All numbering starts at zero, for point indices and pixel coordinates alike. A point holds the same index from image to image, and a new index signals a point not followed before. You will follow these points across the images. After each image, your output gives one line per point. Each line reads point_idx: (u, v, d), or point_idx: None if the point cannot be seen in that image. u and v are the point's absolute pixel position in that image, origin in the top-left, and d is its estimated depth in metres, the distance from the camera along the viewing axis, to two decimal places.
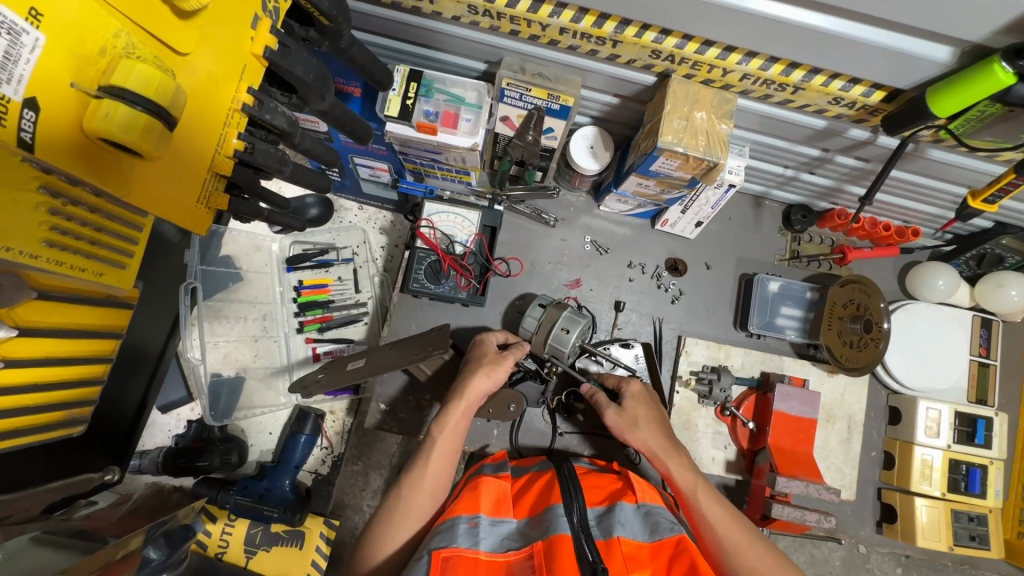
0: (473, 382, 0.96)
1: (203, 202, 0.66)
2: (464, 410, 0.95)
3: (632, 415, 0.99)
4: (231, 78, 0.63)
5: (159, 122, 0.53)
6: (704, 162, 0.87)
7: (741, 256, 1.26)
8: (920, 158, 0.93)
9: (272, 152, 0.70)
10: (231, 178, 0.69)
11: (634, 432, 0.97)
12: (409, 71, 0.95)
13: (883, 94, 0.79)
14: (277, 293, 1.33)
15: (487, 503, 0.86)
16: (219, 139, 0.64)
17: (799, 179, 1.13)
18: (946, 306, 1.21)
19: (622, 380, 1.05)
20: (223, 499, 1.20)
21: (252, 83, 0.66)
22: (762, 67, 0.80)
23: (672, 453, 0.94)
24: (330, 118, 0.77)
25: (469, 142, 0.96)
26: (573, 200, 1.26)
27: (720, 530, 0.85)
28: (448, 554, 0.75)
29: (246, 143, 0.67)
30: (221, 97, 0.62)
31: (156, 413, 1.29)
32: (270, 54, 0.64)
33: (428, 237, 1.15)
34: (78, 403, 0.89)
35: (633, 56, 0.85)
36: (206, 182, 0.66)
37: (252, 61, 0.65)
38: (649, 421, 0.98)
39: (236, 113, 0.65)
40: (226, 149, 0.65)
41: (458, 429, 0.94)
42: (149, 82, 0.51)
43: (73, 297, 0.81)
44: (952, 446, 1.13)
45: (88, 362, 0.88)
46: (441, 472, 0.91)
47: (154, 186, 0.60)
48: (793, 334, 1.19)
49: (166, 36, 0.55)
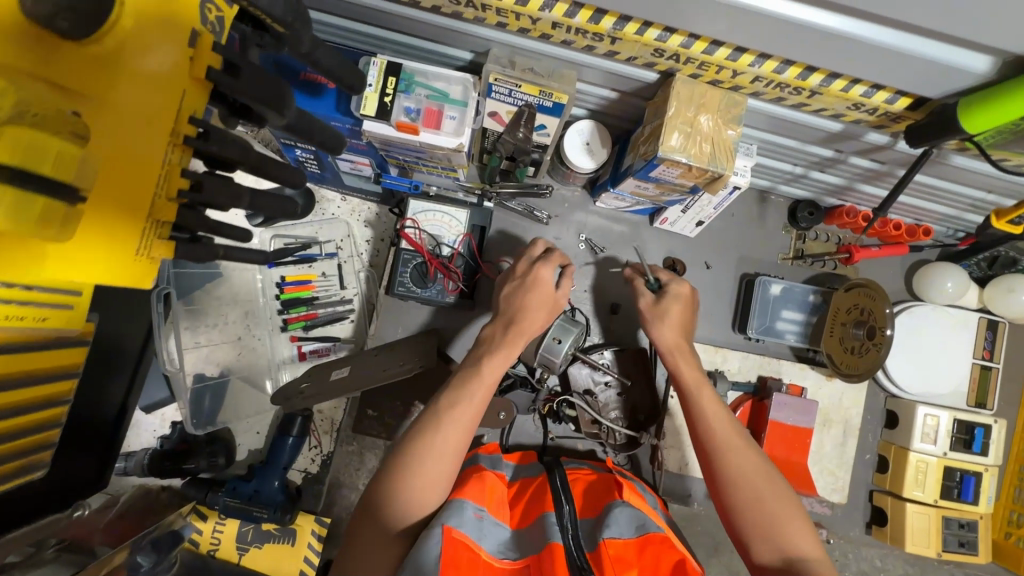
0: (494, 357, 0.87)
1: (144, 254, 0.50)
2: (486, 386, 0.85)
3: (663, 310, 0.96)
4: (153, 105, 0.47)
5: (60, 198, 0.43)
6: (709, 173, 0.80)
7: (743, 254, 1.20)
8: (942, 164, 0.86)
9: (228, 186, 0.54)
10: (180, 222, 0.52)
11: (658, 325, 0.96)
12: (387, 63, 0.87)
13: (909, 101, 0.72)
14: (260, 290, 1.28)
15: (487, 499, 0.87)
16: (157, 179, 0.49)
17: (808, 176, 1.06)
18: (953, 308, 1.17)
19: (671, 278, 0.99)
20: (212, 500, 1.20)
21: (196, 112, 0.51)
22: (777, 70, 0.71)
23: (684, 352, 0.94)
24: (296, 132, 0.67)
25: (454, 143, 0.89)
26: (568, 195, 1.19)
27: (714, 420, 0.85)
28: (456, 534, 0.73)
29: (193, 178, 0.52)
30: (154, 133, 0.48)
31: (140, 413, 1.23)
32: (215, 76, 0.50)
33: (414, 238, 1.09)
34: (38, 448, 0.86)
35: (633, 54, 0.76)
36: (146, 230, 0.49)
37: (193, 85, 0.50)
38: (676, 321, 0.96)
39: (177, 148, 0.50)
40: (169, 190, 0.50)
41: (474, 403, 0.83)
42: (20, 142, 0.41)
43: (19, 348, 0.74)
44: (948, 453, 1.11)
45: (44, 409, 0.84)
46: (457, 445, 0.80)
47: (78, 253, 0.46)
48: (794, 339, 1.14)
49: (65, 78, 0.44)
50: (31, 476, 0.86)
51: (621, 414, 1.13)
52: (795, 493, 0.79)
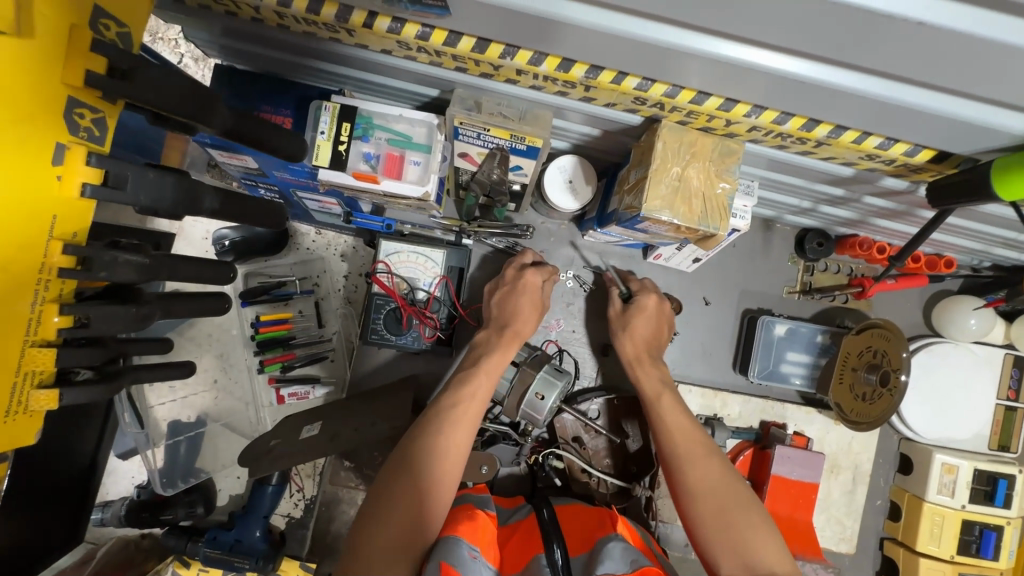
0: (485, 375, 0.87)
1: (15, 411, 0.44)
2: (481, 407, 0.83)
3: (626, 321, 1.00)
4: (12, 242, 0.41)
5: None
6: (699, 232, 0.70)
7: (745, 288, 1.11)
8: (969, 208, 0.76)
9: (116, 313, 0.46)
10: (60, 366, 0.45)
11: (621, 335, 0.99)
12: (341, 107, 0.78)
13: (932, 154, 0.62)
14: (234, 332, 1.21)
15: (487, 535, 0.75)
16: (25, 327, 0.43)
17: (817, 210, 0.96)
18: (977, 346, 1.07)
19: (642, 287, 1.02)
20: (192, 551, 1.14)
21: (73, 234, 0.45)
22: (777, 121, 0.62)
23: (644, 362, 0.96)
24: (226, 217, 0.57)
25: (419, 192, 0.80)
26: (554, 229, 1.10)
27: (670, 420, 0.85)
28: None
29: (77, 317, 0.45)
30: (10, 275, 0.42)
31: (116, 460, 1.21)
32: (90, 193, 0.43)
33: (386, 282, 1.02)
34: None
35: (612, 100, 0.67)
36: (16, 385, 0.43)
37: (68, 207, 0.44)
38: (643, 334, 0.98)
39: (49, 283, 0.44)
40: (41, 334, 0.44)
41: (470, 422, 0.80)
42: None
43: None
44: (967, 506, 1.01)
45: None
46: (457, 469, 0.76)
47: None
48: (800, 383, 1.05)
49: None
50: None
51: (612, 461, 1.07)
52: (756, 497, 0.75)
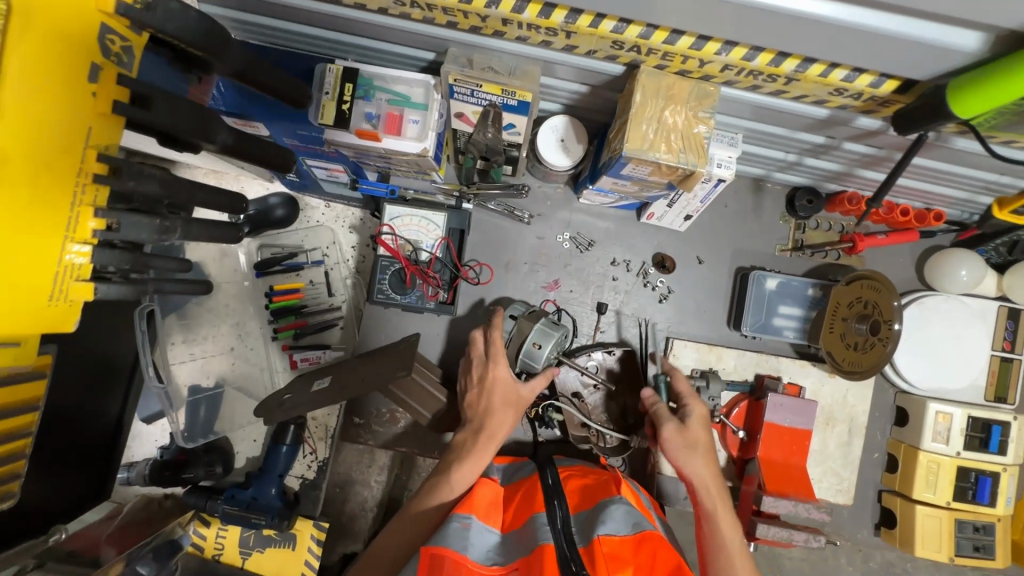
0: (495, 433, 0.89)
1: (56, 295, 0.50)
2: (496, 442, 0.89)
3: (693, 437, 0.88)
4: (43, 138, 0.46)
5: None
6: (679, 170, 0.76)
7: (738, 247, 1.14)
8: (943, 147, 0.79)
9: (144, 225, 0.54)
10: (95, 264, 0.52)
11: (688, 459, 0.85)
12: (343, 70, 0.85)
13: (896, 84, 0.65)
14: (248, 299, 1.28)
15: (483, 505, 0.83)
16: (67, 222, 0.49)
17: (803, 164, 0.99)
18: (969, 298, 1.08)
19: (690, 395, 0.94)
20: (212, 507, 1.21)
21: (104, 146, 0.50)
22: (746, 57, 0.66)
23: (698, 452, 0.86)
24: (241, 154, 0.64)
25: (418, 148, 0.86)
26: (550, 193, 1.14)
27: (731, 543, 0.78)
28: (436, 552, 0.71)
29: (109, 221, 0.52)
30: (53, 171, 0.47)
31: (140, 424, 1.28)
32: (123, 109, 0.50)
33: (391, 244, 1.07)
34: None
35: (592, 47, 0.72)
36: (57, 275, 0.50)
37: (100, 120, 0.50)
38: (705, 451, 0.87)
39: (88, 187, 0.50)
40: (78, 232, 0.50)
41: (483, 461, 0.87)
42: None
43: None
44: (962, 453, 1.04)
45: None
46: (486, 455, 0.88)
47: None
48: (792, 335, 1.08)
49: None
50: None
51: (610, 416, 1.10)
52: None
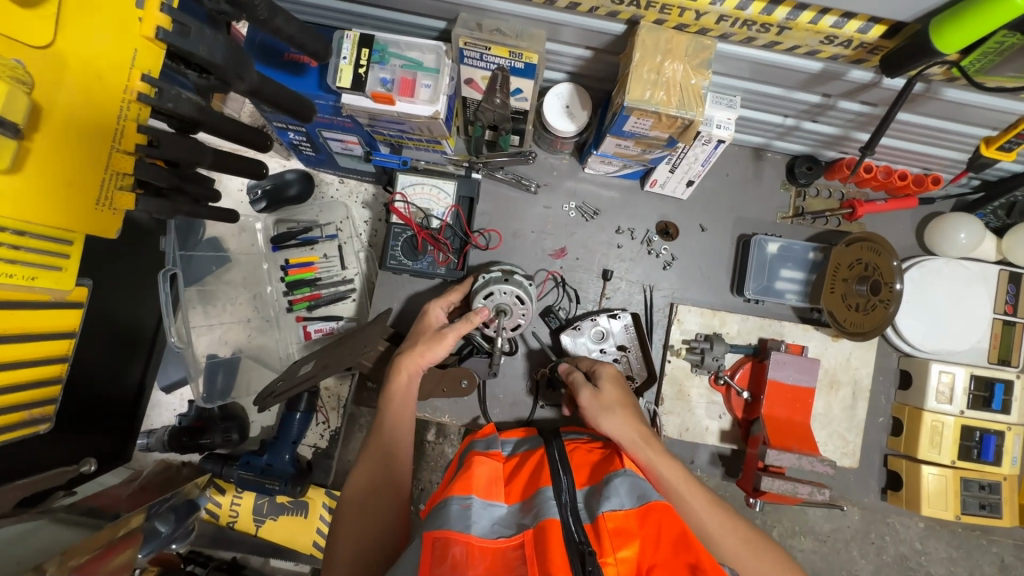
0: (409, 361, 0.96)
1: (104, 203, 0.62)
2: (414, 368, 0.96)
3: (605, 399, 0.92)
4: (102, 63, 0.57)
5: (5, 131, 0.51)
6: (679, 120, 0.79)
7: (739, 215, 1.17)
8: (935, 99, 0.82)
9: (185, 143, 0.66)
10: (135, 175, 0.63)
11: (606, 416, 0.90)
12: (360, 36, 0.89)
13: (884, 29, 0.69)
14: (264, 272, 1.33)
15: (480, 484, 0.80)
16: (114, 136, 0.60)
17: (801, 128, 1.02)
18: (969, 261, 1.10)
19: (597, 363, 1.00)
20: (227, 473, 1.23)
21: (148, 69, 0.60)
22: (739, 6, 0.70)
23: (614, 410, 0.90)
24: (263, 97, 0.70)
25: (430, 111, 0.90)
26: (556, 163, 1.18)
27: (674, 478, 0.85)
28: (440, 535, 0.70)
29: (149, 136, 0.62)
30: (107, 90, 0.58)
31: (160, 393, 1.31)
32: (163, 35, 0.58)
33: (403, 211, 1.11)
34: (41, 402, 0.81)
35: (594, 3, 0.76)
36: (105, 181, 0.61)
37: (145, 45, 0.59)
38: (622, 406, 0.92)
39: (133, 104, 0.60)
40: (126, 144, 0.61)
41: (399, 383, 0.96)
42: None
43: (27, 334, 0.74)
44: (966, 412, 1.06)
45: (36, 387, 0.79)
46: (405, 415, 0.95)
47: (32, 196, 0.56)
48: (794, 298, 1.11)
49: (12, 29, 0.52)
50: (36, 430, 0.82)
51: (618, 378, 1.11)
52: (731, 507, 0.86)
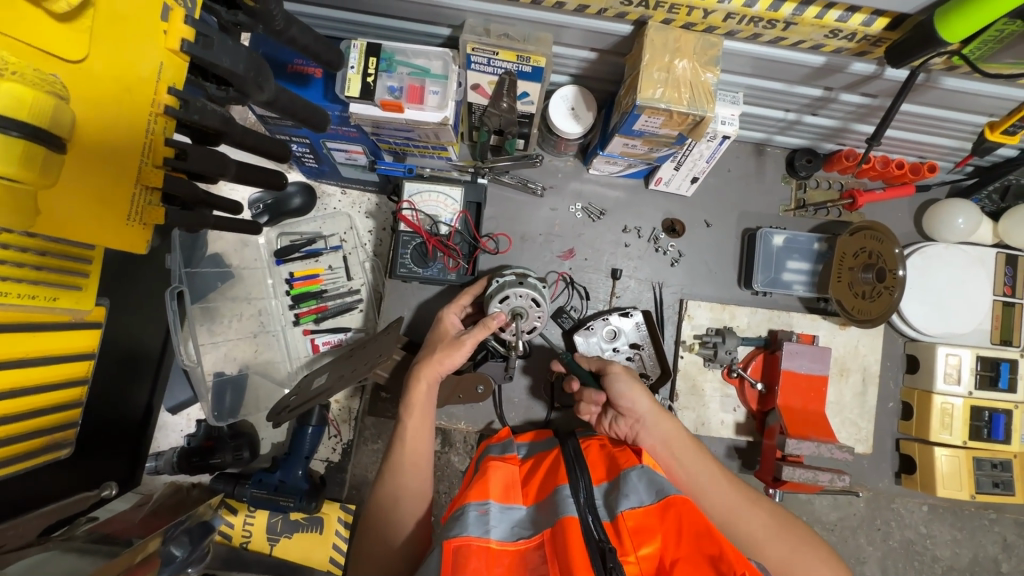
0: (427, 368, 0.94)
1: (136, 219, 0.61)
2: (432, 375, 0.94)
3: (635, 377, 0.90)
4: (128, 80, 0.57)
5: (42, 145, 0.51)
6: (690, 117, 0.81)
7: (743, 210, 1.19)
8: (934, 89, 0.85)
9: (211, 155, 0.64)
10: (165, 189, 0.62)
11: (639, 392, 0.87)
12: (367, 45, 0.89)
13: (887, 21, 0.71)
14: (269, 286, 1.31)
15: (496, 489, 0.79)
16: (143, 150, 0.59)
17: (801, 122, 1.05)
18: (968, 245, 1.13)
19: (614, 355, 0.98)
20: (240, 492, 1.22)
21: (174, 82, 0.59)
22: (747, 4, 0.72)
23: (645, 389, 0.88)
24: (279, 108, 0.70)
25: (439, 117, 0.91)
26: (561, 165, 1.19)
27: (701, 463, 0.86)
28: (460, 543, 0.67)
29: (177, 149, 0.61)
30: (133, 104, 0.57)
31: (166, 414, 1.28)
32: (187, 48, 0.57)
33: (411, 219, 1.11)
34: (63, 426, 0.80)
35: (603, 5, 0.78)
36: (135, 196, 0.60)
37: (170, 58, 0.58)
38: (648, 388, 0.90)
39: (160, 117, 0.59)
40: (155, 159, 0.60)
41: (419, 394, 0.93)
42: (19, 101, 0.48)
43: (46, 357, 0.73)
44: (974, 392, 1.08)
45: (55, 412, 0.78)
46: (422, 425, 0.92)
47: (63, 212, 0.56)
48: (801, 289, 1.13)
49: (46, 44, 0.52)
50: (59, 455, 0.80)
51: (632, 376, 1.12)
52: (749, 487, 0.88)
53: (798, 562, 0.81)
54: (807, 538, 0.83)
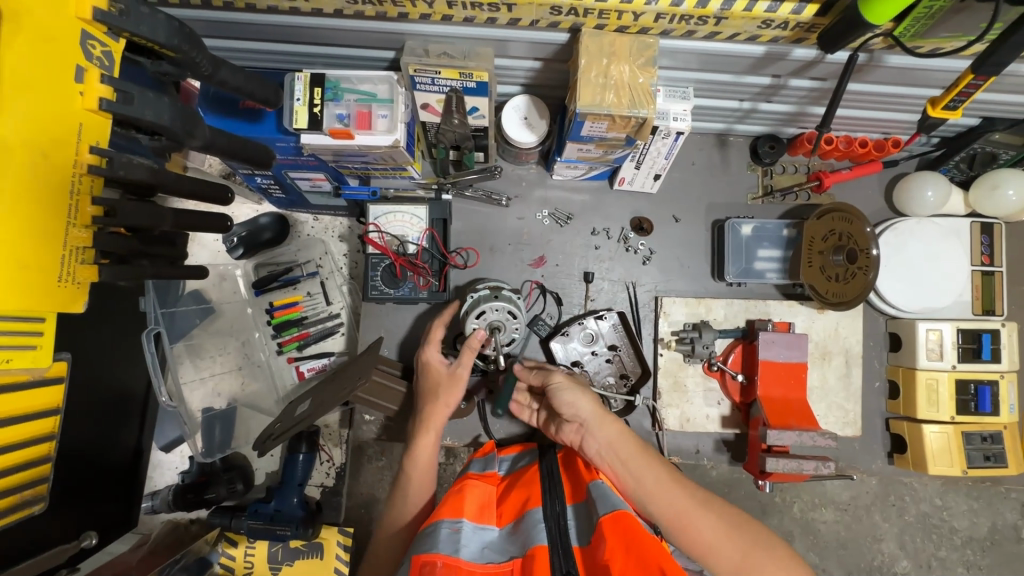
0: (433, 420, 0.93)
1: (66, 277, 0.62)
2: (438, 425, 0.94)
3: (572, 385, 0.90)
4: (47, 140, 0.57)
5: None
6: (632, 120, 0.81)
7: (711, 202, 1.18)
8: (879, 67, 0.84)
9: (146, 208, 0.66)
10: (96, 247, 0.63)
11: (571, 396, 0.88)
12: (311, 76, 0.89)
13: (816, 8, 0.71)
14: (251, 317, 1.32)
15: (471, 508, 0.80)
16: (69, 212, 0.60)
17: (757, 110, 1.04)
18: (940, 217, 1.12)
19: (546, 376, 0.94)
20: (237, 525, 1.22)
21: (96, 140, 0.61)
22: (674, 3, 0.71)
23: (582, 389, 0.89)
24: (217, 150, 0.71)
25: (390, 140, 0.91)
26: (524, 174, 1.19)
27: (650, 474, 0.80)
28: (428, 559, 0.68)
29: (105, 208, 0.63)
30: (55, 167, 0.58)
31: (159, 453, 1.30)
32: (108, 106, 0.59)
33: (378, 241, 1.11)
34: (31, 483, 0.81)
35: (534, 17, 0.78)
36: (65, 257, 0.61)
37: (89, 117, 0.59)
38: (585, 390, 0.90)
39: (84, 177, 0.61)
40: (82, 220, 0.61)
41: (427, 444, 0.93)
42: None
43: (11, 418, 0.75)
44: (958, 366, 1.07)
45: (20, 470, 0.79)
46: (427, 473, 0.93)
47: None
48: (774, 277, 1.12)
49: None
50: (30, 511, 0.82)
51: (615, 378, 1.12)
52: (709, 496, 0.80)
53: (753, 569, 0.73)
54: (763, 538, 0.76)
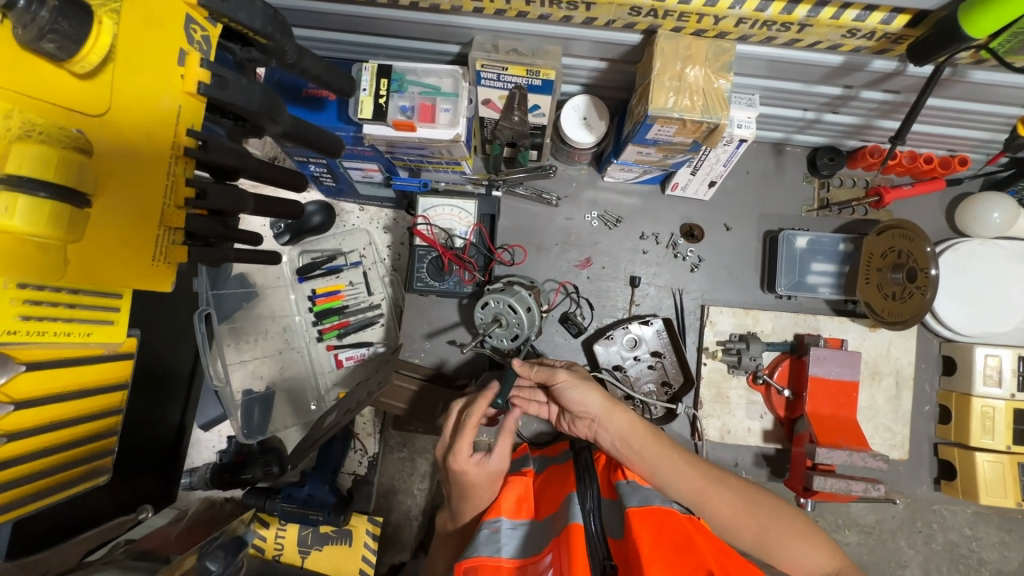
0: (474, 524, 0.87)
1: (161, 256, 0.63)
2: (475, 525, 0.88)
3: (577, 379, 0.87)
4: (147, 121, 0.59)
5: (68, 203, 0.54)
6: (704, 125, 0.79)
7: (764, 212, 1.16)
8: (961, 82, 0.82)
9: (228, 191, 0.67)
10: (186, 228, 0.64)
11: (578, 392, 0.86)
12: (378, 67, 0.90)
13: (907, 19, 0.69)
14: (292, 302, 1.34)
15: (507, 504, 0.80)
16: (166, 191, 0.61)
17: (822, 120, 1.02)
18: (1005, 240, 1.08)
19: (551, 371, 0.89)
20: (271, 507, 1.23)
21: (192, 123, 0.62)
22: (759, 8, 0.70)
23: (585, 385, 0.87)
24: (293, 138, 0.72)
25: (451, 134, 0.91)
26: (575, 174, 1.19)
27: (664, 460, 0.83)
28: (471, 562, 0.69)
29: (196, 188, 0.64)
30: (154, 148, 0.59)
31: (199, 432, 1.34)
32: (204, 89, 0.60)
33: (426, 234, 1.11)
34: (99, 455, 0.85)
35: (611, 16, 0.77)
36: (159, 236, 0.62)
37: (187, 100, 0.61)
38: (591, 385, 0.87)
39: (181, 158, 0.62)
40: (177, 200, 0.62)
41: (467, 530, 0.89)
42: (45, 163, 0.52)
43: (79, 393, 0.77)
44: (1016, 395, 1.04)
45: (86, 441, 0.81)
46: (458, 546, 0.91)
47: (95, 261, 0.58)
48: (827, 292, 1.10)
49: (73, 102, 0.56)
50: (96, 481, 0.86)
51: (656, 385, 1.11)
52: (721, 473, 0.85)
53: (770, 537, 0.80)
54: (781, 511, 0.82)
